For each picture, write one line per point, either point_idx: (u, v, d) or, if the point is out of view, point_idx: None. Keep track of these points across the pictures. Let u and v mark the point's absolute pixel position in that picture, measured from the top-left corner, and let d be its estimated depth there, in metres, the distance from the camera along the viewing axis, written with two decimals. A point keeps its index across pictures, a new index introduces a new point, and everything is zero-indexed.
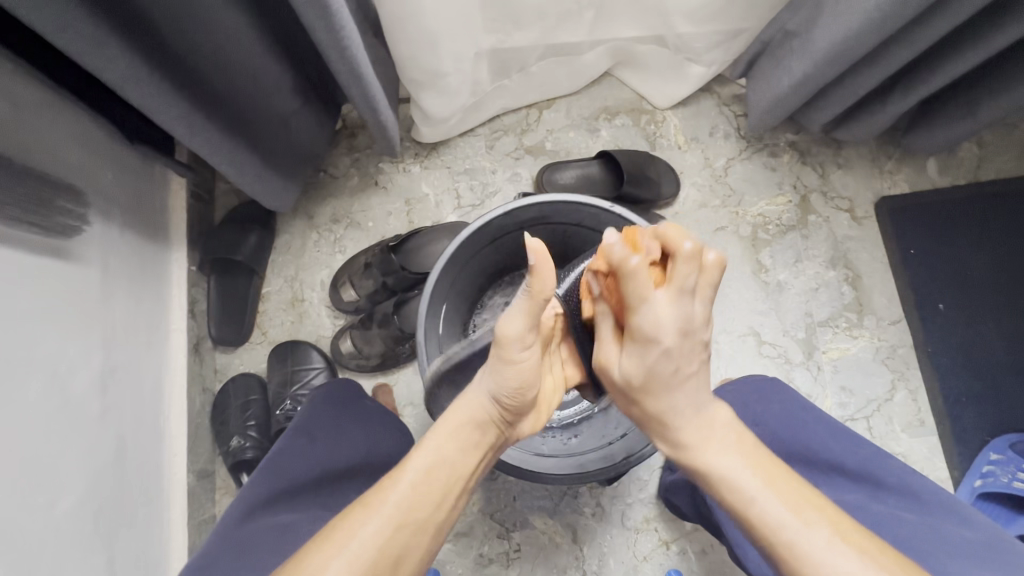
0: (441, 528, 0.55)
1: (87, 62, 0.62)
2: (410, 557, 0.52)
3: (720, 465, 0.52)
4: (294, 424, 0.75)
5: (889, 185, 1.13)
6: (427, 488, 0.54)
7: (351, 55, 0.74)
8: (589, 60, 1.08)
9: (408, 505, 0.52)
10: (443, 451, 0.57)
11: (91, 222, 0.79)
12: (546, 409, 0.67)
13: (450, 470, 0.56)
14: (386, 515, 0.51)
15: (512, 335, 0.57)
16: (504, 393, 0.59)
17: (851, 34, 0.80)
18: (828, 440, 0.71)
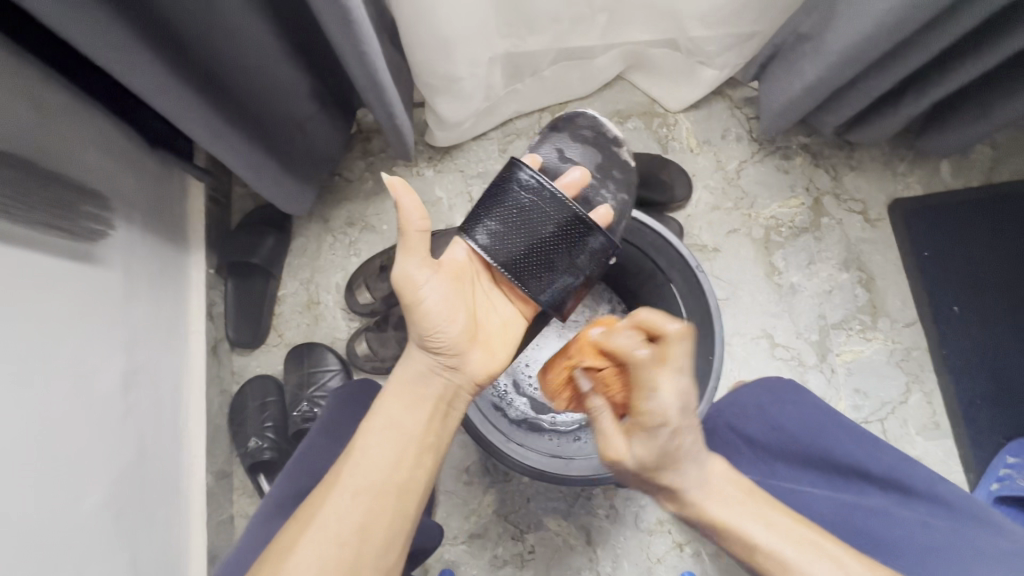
0: (406, 487, 0.59)
1: (114, 69, 0.64)
2: (383, 514, 0.57)
3: (726, 517, 0.57)
4: (319, 424, 0.77)
5: (902, 187, 1.13)
6: (382, 448, 0.60)
7: (369, 61, 0.75)
8: (601, 64, 1.08)
9: (370, 473, 0.58)
10: (394, 416, 0.62)
11: (114, 225, 0.81)
12: (490, 348, 0.72)
13: (401, 431, 0.62)
14: (349, 487, 0.57)
15: (417, 281, 0.65)
16: (429, 338, 0.65)
17: (864, 36, 0.80)
18: (849, 444, 0.71)
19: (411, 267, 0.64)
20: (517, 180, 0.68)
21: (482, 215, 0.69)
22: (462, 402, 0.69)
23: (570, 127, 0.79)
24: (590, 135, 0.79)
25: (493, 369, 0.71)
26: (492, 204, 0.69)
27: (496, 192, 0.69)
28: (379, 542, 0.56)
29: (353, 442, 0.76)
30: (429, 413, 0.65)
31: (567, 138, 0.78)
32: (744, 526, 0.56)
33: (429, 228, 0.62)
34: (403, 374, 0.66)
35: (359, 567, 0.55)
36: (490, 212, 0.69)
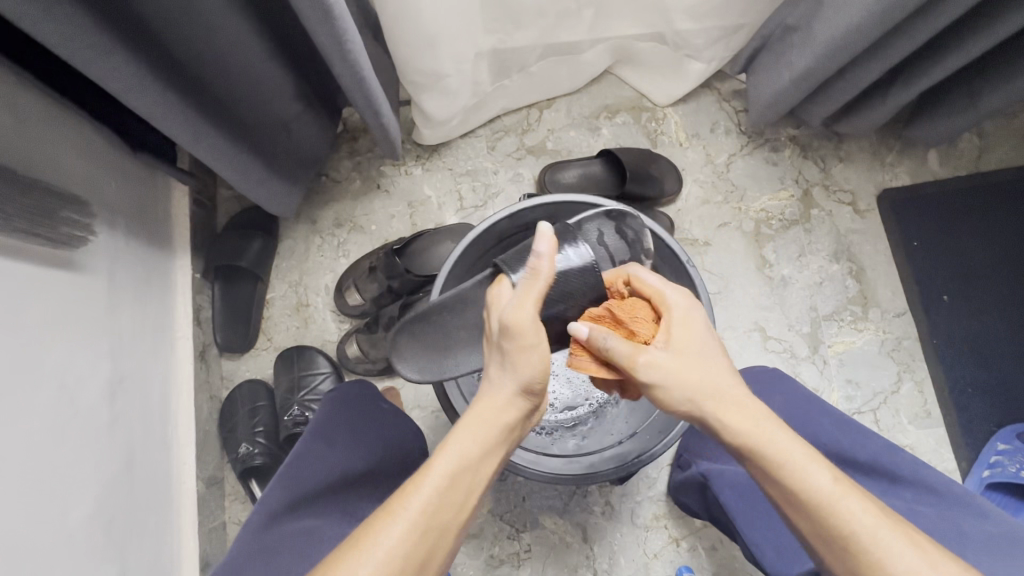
0: (459, 534, 0.52)
1: (91, 71, 0.62)
2: (434, 562, 0.49)
3: (792, 451, 0.52)
4: (312, 427, 0.75)
5: (890, 177, 1.13)
6: (452, 493, 0.50)
7: (353, 58, 0.74)
8: (589, 58, 1.07)
9: (437, 513, 0.49)
10: (470, 455, 0.52)
11: (96, 232, 0.79)
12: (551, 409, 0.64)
13: (474, 475, 0.52)
14: (417, 526, 0.47)
15: (525, 324, 0.54)
16: (525, 388, 0.55)
17: (852, 28, 0.80)
18: (835, 434, 0.72)
19: (526, 312, 0.54)
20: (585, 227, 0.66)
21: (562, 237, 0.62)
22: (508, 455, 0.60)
23: (618, 218, 0.68)
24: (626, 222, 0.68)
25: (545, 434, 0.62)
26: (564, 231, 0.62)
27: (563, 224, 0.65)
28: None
29: (349, 445, 0.75)
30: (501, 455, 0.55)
31: (615, 219, 0.67)
32: (808, 471, 0.51)
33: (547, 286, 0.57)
34: (490, 407, 0.54)
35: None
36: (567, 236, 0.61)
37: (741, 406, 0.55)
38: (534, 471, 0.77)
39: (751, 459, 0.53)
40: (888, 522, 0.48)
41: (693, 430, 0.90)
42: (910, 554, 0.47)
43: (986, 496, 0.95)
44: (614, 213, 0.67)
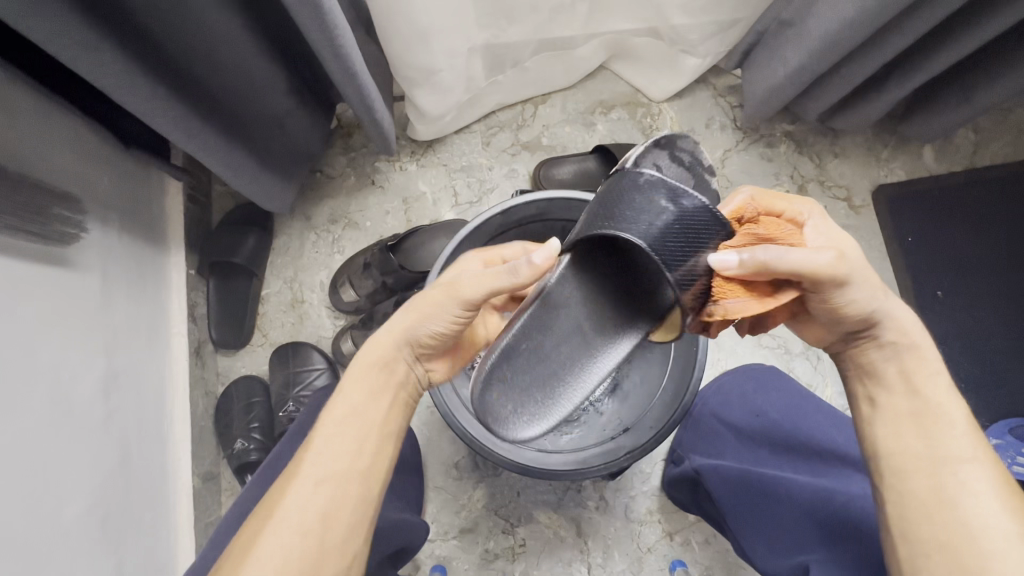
0: (368, 474, 0.55)
1: (81, 68, 0.62)
2: (342, 511, 0.52)
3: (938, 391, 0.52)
4: (292, 428, 0.77)
5: (885, 173, 1.13)
6: (339, 441, 0.55)
7: (345, 54, 0.74)
8: (584, 53, 1.07)
9: (335, 463, 0.53)
10: (354, 405, 0.57)
11: (89, 228, 0.79)
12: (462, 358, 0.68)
13: (361, 419, 0.57)
14: (309, 476, 0.52)
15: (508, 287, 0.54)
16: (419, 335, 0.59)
17: (846, 23, 0.80)
18: (829, 429, 0.75)
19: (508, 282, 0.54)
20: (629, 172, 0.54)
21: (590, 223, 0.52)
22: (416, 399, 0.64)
23: (670, 144, 0.58)
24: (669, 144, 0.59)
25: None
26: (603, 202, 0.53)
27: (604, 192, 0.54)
28: (342, 532, 0.52)
29: None
30: (391, 401, 0.59)
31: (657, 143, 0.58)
32: (945, 404, 0.52)
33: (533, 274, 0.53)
34: (367, 359, 0.59)
35: (321, 560, 0.50)
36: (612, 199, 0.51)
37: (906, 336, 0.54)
38: (530, 465, 0.77)
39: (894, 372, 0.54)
40: (994, 468, 0.49)
41: (690, 428, 0.92)
42: (989, 497, 0.47)
43: None
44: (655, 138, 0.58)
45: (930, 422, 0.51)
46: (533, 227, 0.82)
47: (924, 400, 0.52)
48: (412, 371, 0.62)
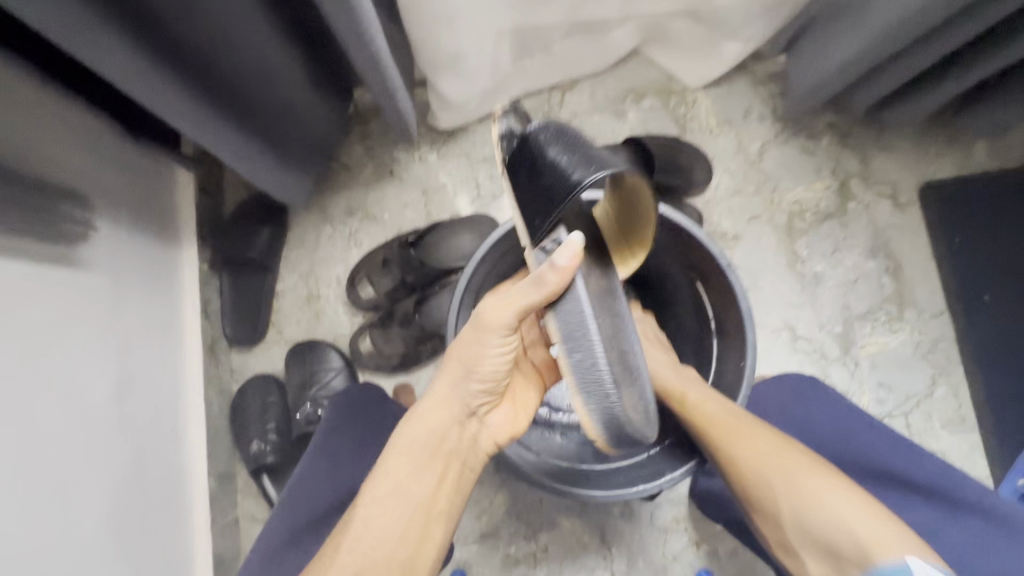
0: (410, 564, 0.56)
1: (81, 55, 0.56)
2: None
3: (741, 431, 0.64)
4: (316, 442, 0.75)
5: (934, 169, 1.07)
6: (381, 527, 0.56)
7: (369, 39, 0.68)
8: (617, 37, 1.00)
9: (375, 547, 0.55)
10: (400, 479, 0.58)
11: (97, 226, 0.74)
12: (514, 407, 0.68)
13: (405, 495, 0.57)
14: (350, 563, 0.54)
15: (530, 304, 0.55)
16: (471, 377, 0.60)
17: (915, 11, 0.73)
18: (887, 453, 0.71)
19: (525, 298, 0.55)
20: (535, 139, 0.55)
21: (563, 185, 0.51)
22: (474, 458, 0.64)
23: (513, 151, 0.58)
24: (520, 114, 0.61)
25: (518, 433, 0.67)
26: (551, 168, 0.53)
27: (534, 167, 0.54)
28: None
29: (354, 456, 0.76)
30: (441, 472, 0.60)
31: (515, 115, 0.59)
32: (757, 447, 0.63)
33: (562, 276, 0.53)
34: (420, 416, 0.61)
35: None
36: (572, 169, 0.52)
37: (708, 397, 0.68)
38: (551, 481, 0.73)
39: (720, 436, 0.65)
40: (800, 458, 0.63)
41: None
42: (843, 503, 0.58)
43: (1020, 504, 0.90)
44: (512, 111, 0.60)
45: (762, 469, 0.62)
46: None
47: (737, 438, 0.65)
48: (467, 431, 0.63)
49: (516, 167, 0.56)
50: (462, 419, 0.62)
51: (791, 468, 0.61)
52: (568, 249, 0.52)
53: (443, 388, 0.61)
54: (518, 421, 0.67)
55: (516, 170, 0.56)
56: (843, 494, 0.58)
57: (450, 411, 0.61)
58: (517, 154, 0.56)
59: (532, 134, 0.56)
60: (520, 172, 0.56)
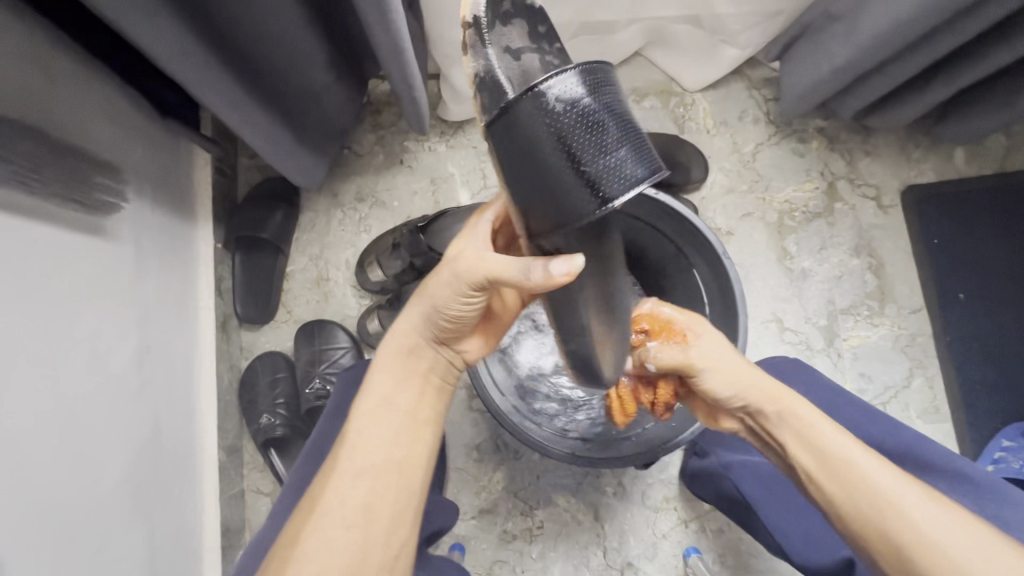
0: (406, 466, 0.56)
1: (131, 31, 0.60)
2: (384, 505, 0.53)
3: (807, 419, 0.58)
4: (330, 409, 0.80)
5: (916, 173, 1.13)
6: (371, 442, 0.56)
7: (395, 30, 0.72)
8: (621, 38, 1.05)
9: (370, 457, 0.55)
10: (383, 394, 0.58)
11: (127, 199, 0.78)
12: (494, 331, 0.65)
13: (390, 408, 0.58)
14: (350, 470, 0.54)
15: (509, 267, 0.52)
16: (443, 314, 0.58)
17: (899, 20, 0.78)
18: (865, 424, 0.75)
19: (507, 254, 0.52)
20: (555, 103, 0.40)
21: (586, 190, 0.41)
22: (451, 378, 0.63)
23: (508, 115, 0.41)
24: (493, 34, 0.44)
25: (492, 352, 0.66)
26: (570, 168, 0.41)
27: (545, 144, 0.41)
28: (386, 521, 0.53)
29: None
30: (421, 389, 0.60)
31: (492, 47, 0.43)
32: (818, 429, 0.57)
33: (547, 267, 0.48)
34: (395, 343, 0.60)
35: (368, 550, 0.52)
36: (597, 178, 0.41)
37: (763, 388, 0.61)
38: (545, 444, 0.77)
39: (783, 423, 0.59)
40: (829, 419, 0.58)
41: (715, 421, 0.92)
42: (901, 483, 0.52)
43: None
44: (487, 43, 0.43)
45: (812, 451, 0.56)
46: None
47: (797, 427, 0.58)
48: (442, 355, 0.62)
49: (517, 143, 0.42)
50: (436, 344, 0.61)
51: (844, 438, 0.56)
52: (568, 262, 0.48)
53: (413, 320, 0.59)
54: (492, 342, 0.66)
55: (513, 142, 0.42)
56: (878, 459, 0.54)
57: (422, 338, 0.60)
58: (519, 112, 0.41)
59: (551, 89, 0.40)
60: (522, 139, 0.41)
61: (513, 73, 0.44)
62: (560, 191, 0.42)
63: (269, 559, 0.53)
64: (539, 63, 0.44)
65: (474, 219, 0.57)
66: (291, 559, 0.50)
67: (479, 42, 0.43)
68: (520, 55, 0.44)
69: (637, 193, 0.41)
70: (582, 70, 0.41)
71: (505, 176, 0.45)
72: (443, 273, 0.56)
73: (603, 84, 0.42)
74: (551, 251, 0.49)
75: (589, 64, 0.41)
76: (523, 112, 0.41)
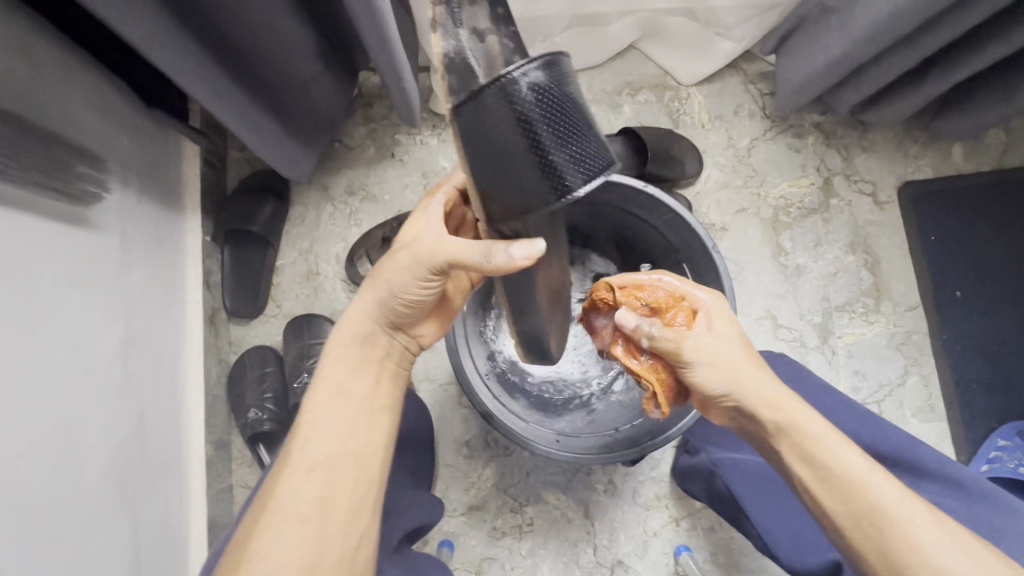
0: (362, 455, 0.56)
1: (108, 17, 0.58)
2: (341, 496, 0.53)
3: (813, 428, 0.55)
4: None
5: (913, 170, 1.12)
6: (327, 431, 0.55)
7: (381, 18, 0.71)
8: (615, 31, 1.04)
9: (324, 447, 0.54)
10: (338, 384, 0.58)
11: (111, 189, 0.77)
12: (443, 318, 0.69)
13: (347, 397, 0.58)
14: (304, 463, 0.53)
15: (466, 251, 0.55)
16: (398, 300, 0.60)
17: (896, 12, 0.77)
18: (854, 424, 0.74)
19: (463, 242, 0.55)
20: (524, 92, 0.41)
21: (548, 179, 0.44)
22: (405, 364, 0.65)
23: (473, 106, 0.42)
24: (463, 13, 0.43)
25: (441, 338, 0.69)
26: (533, 160, 0.44)
27: (512, 136, 0.43)
28: (343, 512, 0.53)
29: None
30: (376, 376, 0.60)
31: (462, 27, 0.43)
32: (820, 435, 0.55)
33: (506, 252, 0.51)
34: (348, 332, 0.61)
35: (326, 542, 0.51)
36: (558, 170, 0.44)
37: (769, 393, 0.57)
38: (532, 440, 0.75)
39: (788, 434, 0.56)
40: (836, 430, 0.56)
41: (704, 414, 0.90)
42: (893, 494, 0.51)
43: None
44: (456, 24, 0.43)
45: (813, 458, 0.54)
46: (583, 203, 0.81)
47: (806, 437, 0.55)
48: (397, 341, 0.64)
49: (483, 133, 0.43)
50: (390, 331, 0.63)
51: (849, 448, 0.54)
52: (529, 246, 0.50)
53: (368, 307, 0.60)
54: (441, 329, 0.69)
55: (479, 131, 0.43)
56: (885, 479, 0.53)
57: (376, 325, 0.61)
58: (488, 98, 0.41)
59: (520, 78, 0.41)
60: (488, 128, 0.43)
61: (480, 55, 0.44)
62: (524, 179, 0.45)
63: (223, 560, 0.52)
64: (502, 48, 0.44)
65: (425, 202, 0.62)
66: (246, 557, 0.49)
67: (449, 21, 0.43)
68: (485, 37, 0.44)
69: (593, 186, 0.45)
70: (547, 61, 0.42)
71: (468, 159, 0.46)
72: (398, 261, 0.58)
73: (564, 77, 0.44)
74: (511, 235, 0.51)
75: (549, 55, 0.42)
76: (489, 104, 0.42)
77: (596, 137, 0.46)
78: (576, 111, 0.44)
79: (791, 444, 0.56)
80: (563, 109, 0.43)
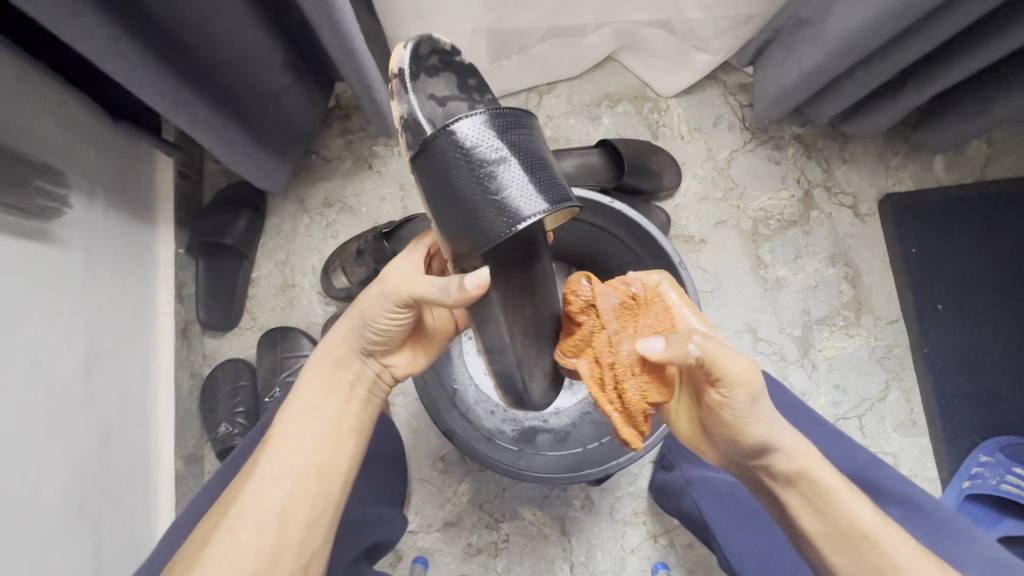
0: (328, 471, 0.55)
1: (59, 32, 0.58)
2: (300, 510, 0.52)
3: (827, 480, 0.54)
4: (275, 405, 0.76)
5: (894, 182, 1.11)
6: (294, 443, 0.55)
7: (344, 31, 0.70)
8: (592, 42, 1.04)
9: (291, 460, 0.54)
10: (312, 400, 0.58)
11: (73, 203, 0.76)
12: (423, 350, 0.67)
13: (317, 413, 0.57)
14: (269, 473, 0.53)
15: (432, 288, 0.54)
16: (371, 329, 0.59)
17: (867, 24, 0.77)
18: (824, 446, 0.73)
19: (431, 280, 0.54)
20: (464, 138, 0.51)
21: (495, 210, 0.51)
22: (380, 392, 0.64)
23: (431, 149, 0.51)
24: (419, 84, 0.53)
25: (420, 370, 0.67)
26: (481, 194, 0.51)
27: (461, 172, 0.51)
28: (301, 526, 0.52)
29: None
30: (347, 397, 0.59)
31: (414, 94, 0.52)
32: (830, 484, 0.54)
33: (461, 289, 0.51)
34: (325, 352, 0.60)
35: (279, 556, 0.50)
36: (503, 203, 0.51)
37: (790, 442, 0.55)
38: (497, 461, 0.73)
39: (798, 484, 0.55)
40: (846, 482, 0.56)
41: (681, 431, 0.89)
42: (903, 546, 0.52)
43: (965, 506, 0.96)
44: (408, 90, 0.52)
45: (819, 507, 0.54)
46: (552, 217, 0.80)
47: (817, 487, 0.54)
48: (369, 368, 0.62)
49: (439, 173, 0.51)
50: (364, 357, 0.62)
51: (858, 498, 0.54)
52: (478, 275, 0.50)
53: (344, 332, 0.60)
54: (420, 362, 0.67)
55: (436, 171, 0.52)
56: (892, 527, 0.54)
57: (350, 349, 0.61)
58: (436, 144, 0.51)
59: (459, 127, 0.51)
60: (441, 166, 0.51)
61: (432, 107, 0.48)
62: (473, 211, 0.51)
63: (171, 567, 0.50)
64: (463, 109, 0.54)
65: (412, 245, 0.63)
66: (195, 565, 0.48)
67: (402, 90, 0.53)
68: (445, 101, 0.54)
69: (537, 214, 0.50)
70: (490, 113, 0.51)
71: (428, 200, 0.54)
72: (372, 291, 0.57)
73: (511, 125, 0.53)
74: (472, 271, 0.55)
75: (495, 109, 0.52)
76: (442, 147, 0.51)
77: (546, 177, 0.53)
78: (523, 152, 0.52)
79: (800, 491, 0.55)
80: (509, 153, 0.51)
